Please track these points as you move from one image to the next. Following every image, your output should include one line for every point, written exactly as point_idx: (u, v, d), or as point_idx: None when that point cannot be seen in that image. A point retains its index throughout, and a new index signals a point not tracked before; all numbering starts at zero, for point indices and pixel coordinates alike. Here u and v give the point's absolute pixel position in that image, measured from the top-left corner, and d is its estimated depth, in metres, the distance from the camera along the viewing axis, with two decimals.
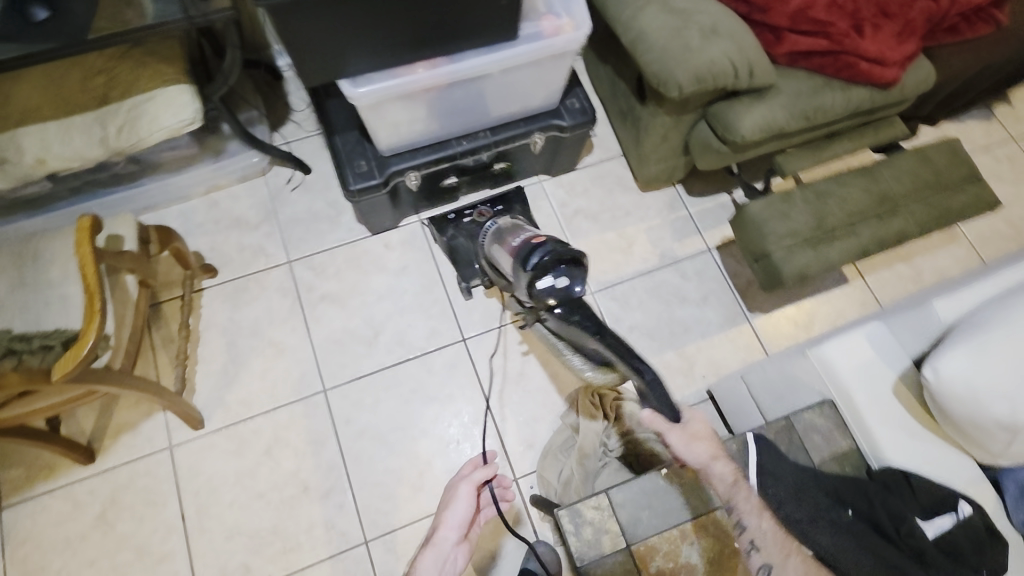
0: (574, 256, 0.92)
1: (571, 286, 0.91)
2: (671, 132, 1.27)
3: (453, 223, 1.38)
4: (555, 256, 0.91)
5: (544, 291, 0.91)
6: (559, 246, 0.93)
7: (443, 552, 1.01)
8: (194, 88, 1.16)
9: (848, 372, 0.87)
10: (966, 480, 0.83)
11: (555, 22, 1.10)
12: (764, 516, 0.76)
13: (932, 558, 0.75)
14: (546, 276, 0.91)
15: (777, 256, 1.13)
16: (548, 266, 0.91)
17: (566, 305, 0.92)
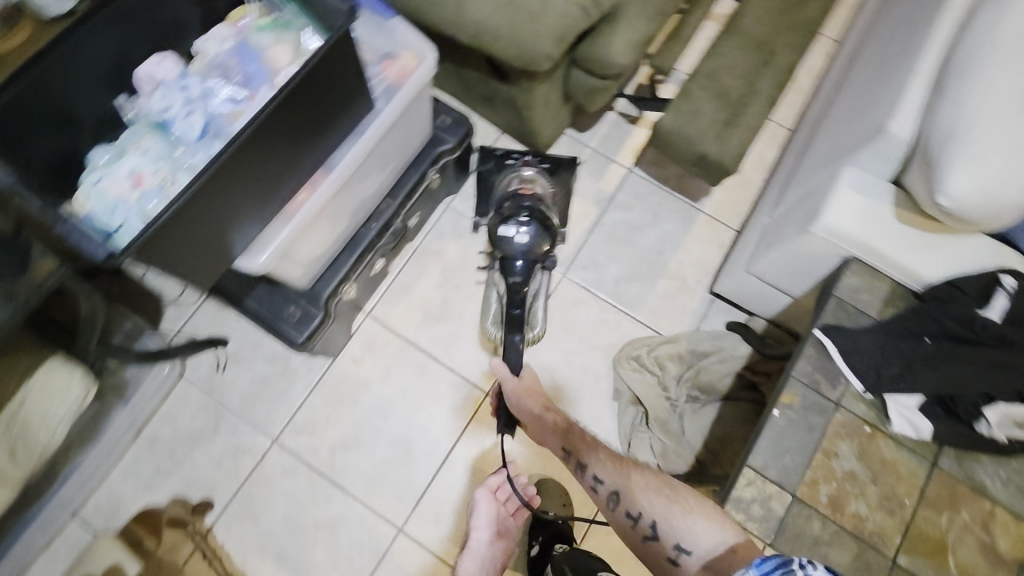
0: (542, 221, 1.20)
1: (531, 242, 1.18)
2: (551, 94, 1.18)
3: (497, 167, 1.39)
4: (530, 215, 1.19)
5: (507, 238, 1.17)
6: (535, 206, 1.21)
7: (478, 552, 1.15)
8: (60, 351, 1.01)
9: (854, 228, 0.88)
10: (991, 253, 0.86)
11: (398, 63, 0.94)
12: (601, 450, 0.85)
13: (1013, 337, 0.81)
14: (517, 226, 1.18)
15: (712, 152, 1.12)
16: (521, 219, 1.19)
17: (524, 259, 1.17)
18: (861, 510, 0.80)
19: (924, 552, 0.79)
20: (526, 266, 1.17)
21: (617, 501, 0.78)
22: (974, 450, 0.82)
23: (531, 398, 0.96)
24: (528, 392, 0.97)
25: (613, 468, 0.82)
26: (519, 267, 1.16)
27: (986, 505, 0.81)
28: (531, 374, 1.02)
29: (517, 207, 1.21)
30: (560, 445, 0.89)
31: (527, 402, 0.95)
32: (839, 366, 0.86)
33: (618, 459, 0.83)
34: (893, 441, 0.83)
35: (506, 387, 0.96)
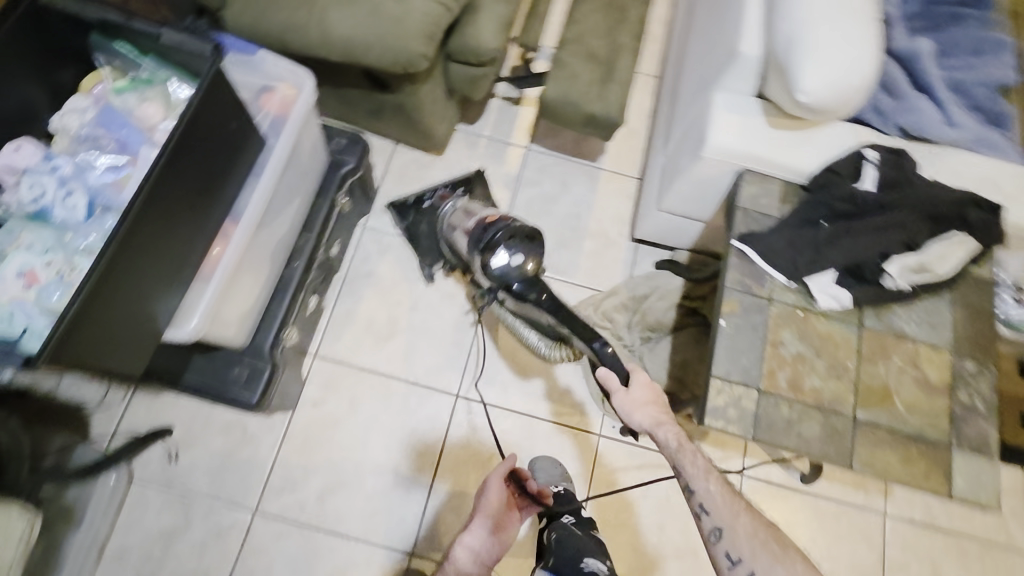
0: (527, 233, 0.97)
1: (524, 262, 0.94)
2: (434, 93, 1.20)
3: (419, 213, 1.40)
4: (511, 234, 0.96)
5: (498, 268, 0.94)
6: (511, 223, 0.99)
7: (472, 542, 1.01)
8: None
9: (739, 144, 0.97)
10: (850, 136, 0.97)
11: (277, 96, 0.92)
12: (710, 479, 0.83)
13: (889, 201, 0.92)
14: (501, 250, 0.95)
15: (599, 111, 1.18)
16: (507, 242, 0.96)
17: (521, 281, 0.93)
18: (816, 383, 0.89)
19: (875, 400, 0.89)
20: (528, 288, 0.93)
21: (738, 560, 0.78)
22: (888, 303, 0.93)
23: (646, 411, 0.86)
24: (639, 402, 0.85)
25: (722, 502, 0.82)
26: (520, 290, 0.93)
27: (909, 345, 0.93)
28: (656, 385, 0.88)
29: (493, 232, 1.00)
30: (672, 462, 0.84)
31: (637, 415, 0.85)
32: (762, 265, 0.94)
33: (732, 501, 0.83)
34: (822, 316, 0.93)
35: (615, 399, 0.85)
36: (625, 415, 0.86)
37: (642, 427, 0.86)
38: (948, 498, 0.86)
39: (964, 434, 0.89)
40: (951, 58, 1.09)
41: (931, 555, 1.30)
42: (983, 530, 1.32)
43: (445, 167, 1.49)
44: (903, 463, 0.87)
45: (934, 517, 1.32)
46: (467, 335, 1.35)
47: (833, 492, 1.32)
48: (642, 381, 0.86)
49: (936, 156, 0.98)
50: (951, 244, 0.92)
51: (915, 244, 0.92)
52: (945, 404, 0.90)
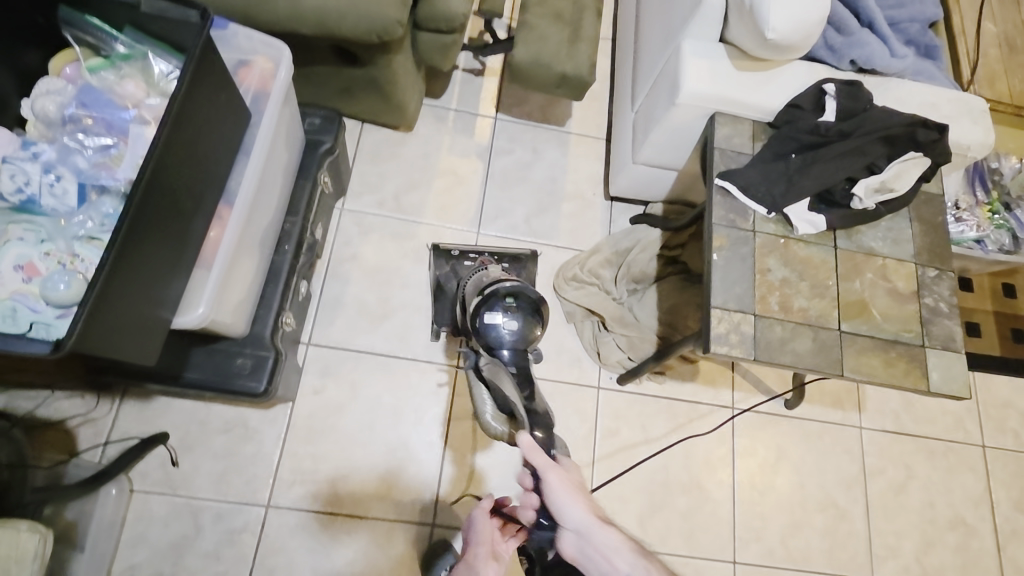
0: (534, 306, 1.02)
1: (519, 330, 0.98)
2: (406, 66, 1.20)
3: (453, 269, 1.32)
4: (518, 301, 1.01)
5: (491, 330, 0.98)
6: (522, 290, 1.03)
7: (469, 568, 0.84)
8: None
9: (710, 87, 1.03)
10: (807, 74, 1.04)
11: (254, 71, 0.91)
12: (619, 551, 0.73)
13: (849, 128, 1.00)
14: (501, 313, 0.99)
15: (570, 71, 1.21)
16: (508, 306, 1.00)
17: (510, 349, 0.97)
18: (803, 303, 0.97)
19: (856, 312, 0.98)
20: (516, 359, 0.97)
21: None
22: (857, 224, 1.01)
23: (575, 491, 0.77)
24: (572, 482, 0.78)
25: None
26: (505, 358, 0.97)
27: (879, 260, 1.01)
28: (574, 470, 0.82)
29: (485, 280, 1.11)
30: (626, 568, 0.73)
31: (585, 521, 0.74)
32: (743, 200, 1.01)
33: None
34: (801, 242, 1.00)
35: (546, 478, 0.76)
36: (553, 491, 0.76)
37: (586, 533, 0.74)
38: (927, 392, 0.95)
39: (933, 334, 0.99)
40: None
41: (904, 458, 1.43)
42: (945, 430, 1.46)
43: (416, 144, 1.48)
44: (886, 365, 0.96)
45: (903, 424, 1.45)
46: None
47: (814, 413, 1.43)
48: (572, 469, 0.81)
49: (885, 85, 1.07)
50: (907, 163, 1.01)
51: (875, 166, 1.00)
52: (914, 308, 1.00)
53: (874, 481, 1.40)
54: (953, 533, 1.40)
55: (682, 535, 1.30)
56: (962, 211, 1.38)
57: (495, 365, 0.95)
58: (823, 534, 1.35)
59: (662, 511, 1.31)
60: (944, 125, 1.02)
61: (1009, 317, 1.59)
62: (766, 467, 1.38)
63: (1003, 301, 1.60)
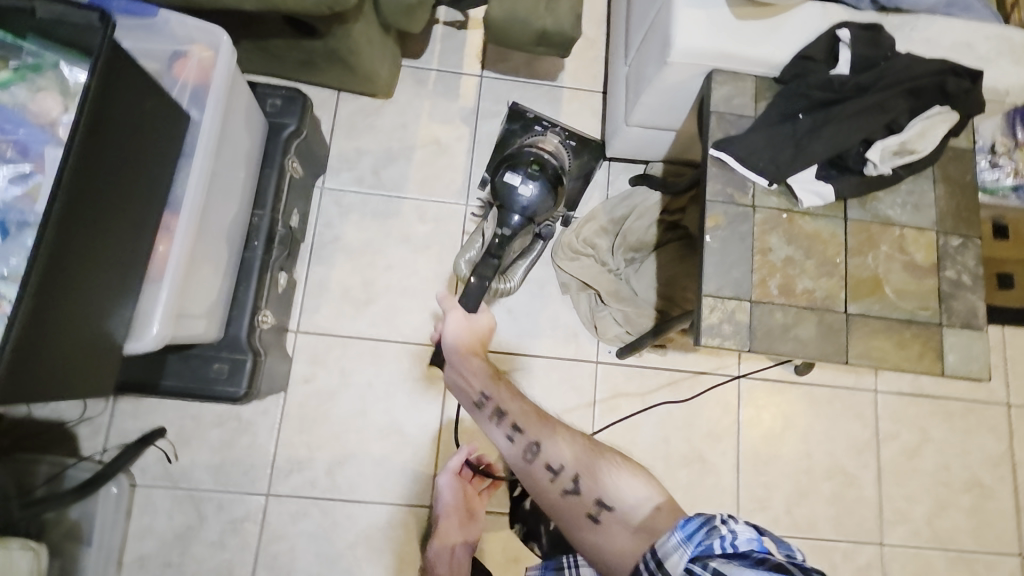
0: (552, 181, 1.10)
1: (532, 197, 1.07)
2: (371, 32, 1.12)
3: (523, 129, 1.27)
4: (541, 174, 1.09)
5: (509, 187, 1.08)
6: (546, 164, 1.11)
7: (447, 539, 1.12)
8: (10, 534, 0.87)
9: (707, 41, 0.90)
10: (821, 15, 0.91)
11: (191, 61, 0.82)
12: (518, 399, 0.88)
13: (867, 81, 0.87)
14: (522, 178, 1.08)
15: (551, 25, 1.09)
16: (530, 173, 1.09)
17: (520, 212, 1.06)
18: (808, 285, 0.88)
19: (867, 292, 0.89)
20: (523, 223, 1.07)
21: (557, 467, 0.79)
22: (872, 191, 0.91)
23: (468, 333, 0.98)
24: (471, 329, 0.98)
25: (534, 420, 0.85)
26: (512, 218, 1.06)
27: (896, 231, 0.91)
28: (483, 324, 0.99)
29: (524, 158, 1.12)
30: (480, 386, 0.90)
31: (456, 354, 0.96)
32: (743, 171, 0.90)
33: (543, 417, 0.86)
34: (807, 215, 0.91)
35: (448, 318, 0.98)
36: (450, 332, 0.98)
37: (458, 360, 0.95)
38: (942, 375, 0.88)
39: (954, 311, 0.90)
40: None
41: (920, 421, 1.37)
42: (966, 390, 1.39)
43: (394, 112, 1.41)
44: (899, 349, 0.88)
45: (921, 386, 1.38)
46: (450, 287, 1.34)
47: (826, 379, 1.37)
48: (483, 318, 1.00)
49: (910, 25, 0.93)
50: (934, 119, 0.89)
51: (895, 124, 0.88)
52: (934, 284, 0.90)
53: (887, 446, 1.36)
54: (968, 495, 1.35)
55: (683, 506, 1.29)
56: (999, 155, 1.24)
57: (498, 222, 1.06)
58: (830, 500, 1.32)
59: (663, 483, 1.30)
60: (978, 72, 0.89)
61: None
62: (771, 436, 1.34)
63: None
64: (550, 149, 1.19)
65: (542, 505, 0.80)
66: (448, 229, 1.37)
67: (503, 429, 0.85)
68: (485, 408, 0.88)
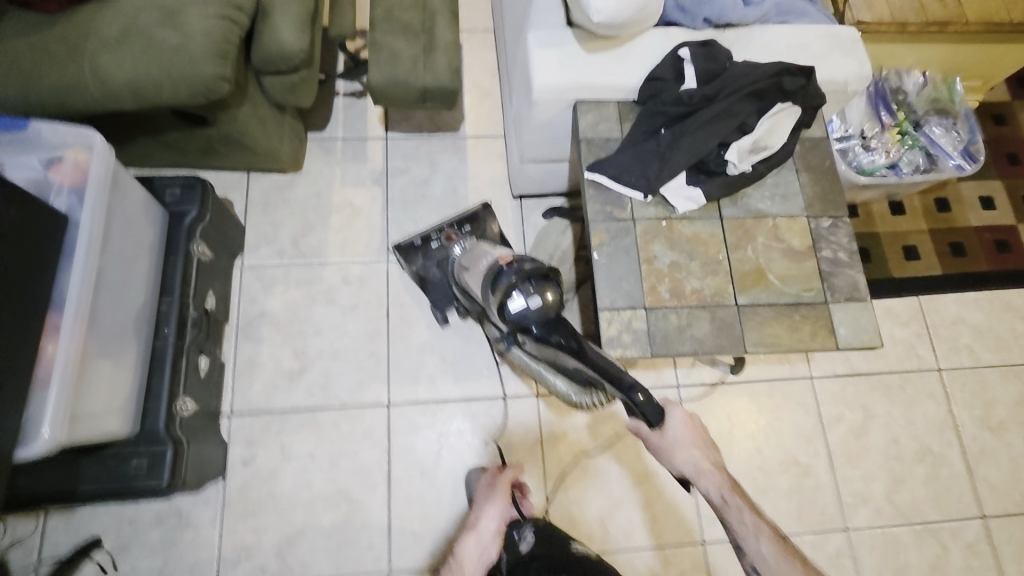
0: (543, 274, 0.88)
1: (542, 303, 0.85)
2: (262, 112, 1.17)
3: (425, 255, 1.36)
4: (524, 276, 0.87)
5: (516, 313, 0.85)
6: (521, 264, 0.89)
7: (484, 538, 1.00)
8: None
9: (564, 79, 0.97)
10: (665, 39, 0.99)
11: (66, 165, 0.86)
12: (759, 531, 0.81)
13: (712, 91, 0.95)
14: (516, 293, 0.85)
15: (431, 83, 1.17)
16: (520, 284, 0.86)
17: (540, 323, 0.85)
18: (696, 285, 0.92)
19: (752, 283, 0.93)
20: (559, 332, 0.85)
21: None
22: (740, 189, 0.96)
23: (684, 440, 0.86)
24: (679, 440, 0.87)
25: (782, 560, 0.79)
26: (540, 334, 0.86)
27: (769, 221, 0.96)
28: (695, 423, 0.88)
29: (505, 273, 0.90)
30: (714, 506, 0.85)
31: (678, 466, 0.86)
32: (619, 190, 0.95)
33: (782, 546, 0.80)
34: (685, 220, 0.95)
35: (648, 439, 0.88)
36: (662, 450, 0.87)
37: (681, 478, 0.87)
38: (837, 349, 0.92)
39: (836, 287, 0.94)
40: None
41: (860, 399, 1.40)
42: (898, 360, 1.43)
43: (306, 183, 1.45)
44: (792, 331, 0.91)
45: (854, 365, 1.42)
46: (382, 344, 1.35)
47: (761, 373, 1.40)
48: (678, 420, 0.87)
49: (745, 38, 1.02)
50: (778, 116, 0.96)
51: (747, 125, 0.95)
52: (813, 264, 0.95)
53: (833, 430, 1.38)
54: (921, 465, 1.37)
55: (647, 525, 1.28)
56: (870, 139, 1.34)
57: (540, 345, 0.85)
58: (788, 494, 1.33)
59: (623, 506, 1.29)
60: (810, 68, 0.97)
61: (943, 232, 1.55)
62: (720, 439, 1.35)
63: (936, 216, 1.57)
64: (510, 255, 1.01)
65: None
66: (373, 288, 1.39)
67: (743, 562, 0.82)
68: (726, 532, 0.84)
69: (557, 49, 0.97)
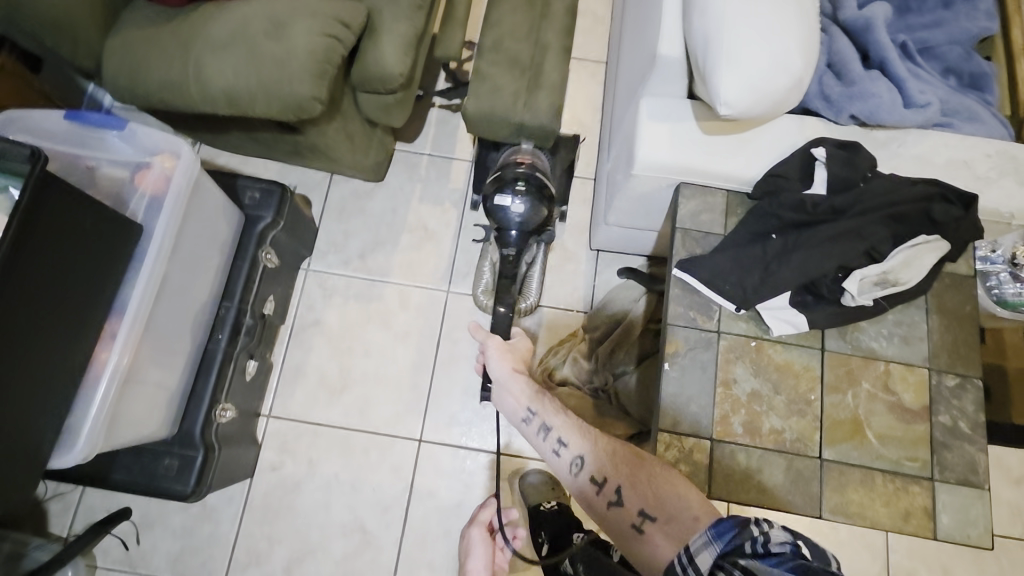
0: (541, 187, 1.02)
1: (525, 212, 1.00)
2: (351, 126, 1.15)
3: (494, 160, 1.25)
4: (528, 182, 1.00)
5: (500, 210, 0.99)
6: (532, 173, 1.02)
7: None
8: None
9: (671, 157, 0.87)
10: (797, 130, 0.86)
11: (153, 172, 0.86)
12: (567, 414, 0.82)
13: (842, 205, 0.82)
14: (509, 194, 0.99)
15: (527, 126, 1.10)
16: (518, 188, 1.00)
17: (517, 230, 1.00)
18: (776, 424, 0.80)
19: (844, 436, 0.80)
20: (520, 239, 1.01)
21: (576, 460, 0.78)
22: (852, 322, 0.83)
23: (511, 353, 0.90)
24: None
25: (574, 429, 0.80)
26: (511, 238, 1.01)
27: (881, 366, 0.82)
28: (520, 346, 0.93)
29: (512, 171, 1.03)
30: (525, 404, 0.84)
31: (501, 370, 0.87)
32: (706, 295, 0.85)
33: (619, 448, 0.78)
34: (779, 344, 0.83)
35: (487, 345, 0.89)
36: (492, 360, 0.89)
37: (501, 379, 0.87)
38: (933, 538, 0.77)
39: (948, 464, 0.79)
40: (912, 27, 1.01)
41: None
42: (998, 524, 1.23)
43: (384, 196, 1.42)
44: (882, 504, 0.78)
45: None
46: (425, 377, 1.30)
47: None
48: (518, 342, 0.94)
49: (895, 143, 0.87)
50: (919, 248, 0.81)
51: (877, 252, 0.80)
52: (925, 430, 0.80)
53: None
54: None
55: None
56: None
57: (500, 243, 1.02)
58: None
59: None
60: (972, 196, 0.82)
61: None
62: None
63: None
64: (529, 154, 1.10)
65: (597, 522, 0.76)
66: (428, 316, 1.34)
67: (548, 444, 0.81)
68: (531, 425, 0.83)
69: (670, 122, 0.87)
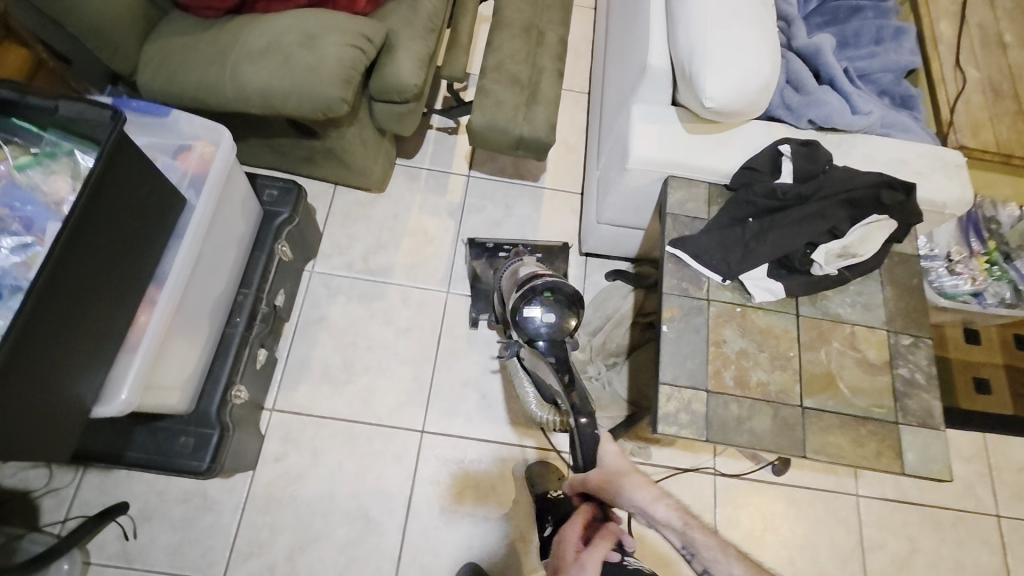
0: (569, 296, 0.97)
1: (556, 323, 0.94)
2: (365, 133, 1.25)
3: (491, 262, 1.45)
4: (555, 291, 0.96)
5: (531, 323, 0.94)
6: (556, 281, 0.98)
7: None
8: None
9: (660, 154, 1.01)
10: (765, 132, 1.01)
11: (194, 154, 0.94)
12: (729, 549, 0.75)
13: (806, 191, 0.96)
14: (537, 305, 0.95)
15: (527, 134, 1.23)
16: (544, 299, 0.96)
17: (548, 340, 0.94)
18: (762, 377, 0.91)
19: (821, 387, 0.91)
20: (551, 352, 0.94)
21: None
22: (821, 290, 0.96)
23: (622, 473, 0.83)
24: (619, 472, 0.83)
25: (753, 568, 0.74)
26: (542, 349, 0.94)
27: (847, 328, 0.95)
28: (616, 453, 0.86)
29: (535, 281, 0.99)
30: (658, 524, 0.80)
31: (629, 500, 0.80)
32: (695, 269, 0.97)
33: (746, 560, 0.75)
34: (759, 310, 0.95)
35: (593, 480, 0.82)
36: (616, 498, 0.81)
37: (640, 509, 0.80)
38: (901, 474, 0.88)
39: (910, 409, 0.91)
40: (850, 58, 1.20)
41: (908, 529, 1.32)
42: (955, 497, 1.35)
43: (386, 205, 1.51)
44: (857, 445, 0.88)
45: (906, 491, 1.35)
46: (426, 373, 1.36)
47: (805, 479, 1.33)
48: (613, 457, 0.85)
49: (843, 145, 1.03)
50: (871, 226, 0.96)
51: (838, 230, 0.95)
52: (888, 381, 0.92)
53: (874, 556, 1.29)
54: None
55: None
56: (956, 262, 1.31)
57: (534, 357, 0.96)
58: None
59: None
60: (912, 185, 0.97)
61: (1022, 371, 1.47)
62: (753, 540, 1.28)
63: (1014, 353, 1.49)
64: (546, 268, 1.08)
65: None
66: (430, 313, 1.42)
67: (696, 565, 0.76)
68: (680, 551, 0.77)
69: (658, 124, 1.01)
